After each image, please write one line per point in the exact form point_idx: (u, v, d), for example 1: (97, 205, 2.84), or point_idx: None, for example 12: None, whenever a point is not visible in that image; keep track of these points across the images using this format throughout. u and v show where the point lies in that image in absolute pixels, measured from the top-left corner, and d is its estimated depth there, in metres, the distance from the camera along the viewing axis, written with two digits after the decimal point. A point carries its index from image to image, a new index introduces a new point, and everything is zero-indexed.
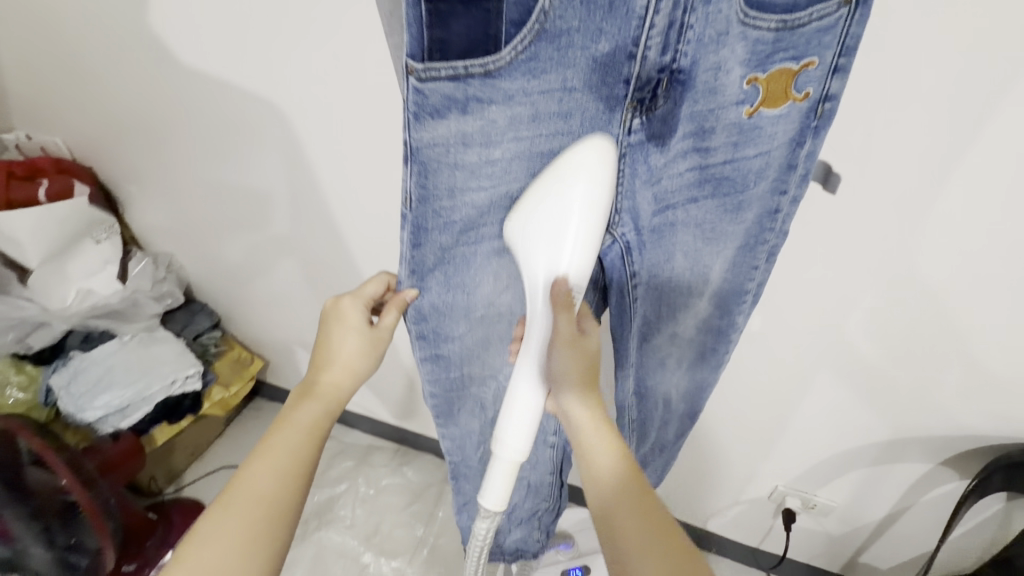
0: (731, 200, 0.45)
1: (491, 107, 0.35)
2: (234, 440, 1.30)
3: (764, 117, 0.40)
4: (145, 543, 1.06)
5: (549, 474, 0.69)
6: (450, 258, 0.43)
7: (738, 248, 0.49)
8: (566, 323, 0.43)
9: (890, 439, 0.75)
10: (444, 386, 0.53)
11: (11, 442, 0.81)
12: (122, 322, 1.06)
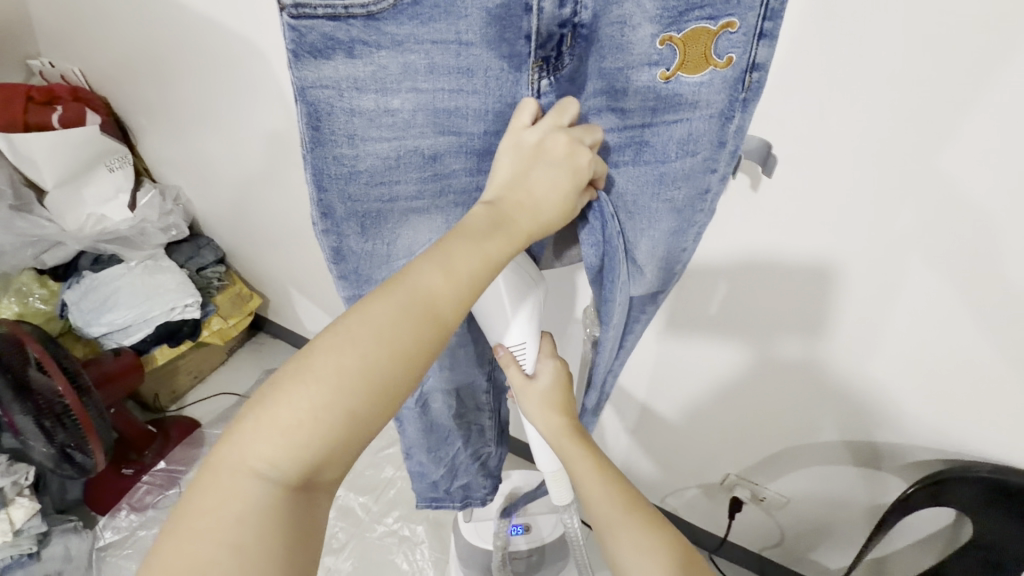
0: (653, 171, 0.44)
1: (380, 52, 0.37)
2: (233, 370, 1.39)
3: (683, 83, 0.39)
4: (144, 452, 1.15)
5: (487, 416, 0.73)
6: (363, 209, 0.44)
7: (670, 231, 0.48)
8: (516, 376, 0.53)
9: (839, 443, 0.74)
10: None
11: (19, 347, 0.91)
12: (128, 249, 1.12)
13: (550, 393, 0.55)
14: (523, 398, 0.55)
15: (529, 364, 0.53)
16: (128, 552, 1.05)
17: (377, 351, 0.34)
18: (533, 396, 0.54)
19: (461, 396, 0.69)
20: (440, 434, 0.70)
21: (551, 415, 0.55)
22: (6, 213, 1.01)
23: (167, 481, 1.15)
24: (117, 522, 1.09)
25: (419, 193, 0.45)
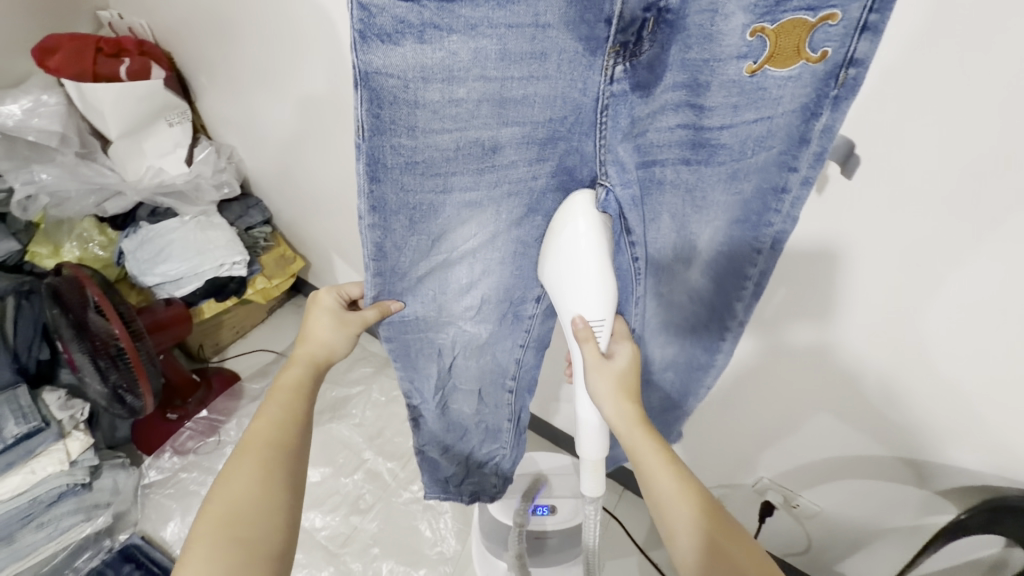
0: (726, 168, 0.42)
1: (451, 37, 0.34)
2: (272, 328, 1.43)
3: (770, 77, 0.35)
4: (187, 399, 1.21)
5: (505, 419, 0.70)
6: (413, 202, 0.42)
7: (732, 223, 0.46)
8: (590, 352, 0.49)
9: (884, 460, 0.70)
10: (398, 328, 0.55)
11: (80, 289, 0.94)
12: (183, 204, 1.16)
13: (625, 377, 0.51)
14: (592, 376, 0.50)
15: (605, 344, 0.50)
16: (170, 492, 1.11)
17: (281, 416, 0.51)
18: (603, 373, 0.50)
19: (478, 394, 0.66)
20: (450, 429, 0.70)
21: (620, 400, 0.50)
22: (72, 160, 1.07)
23: (207, 429, 1.20)
24: (161, 462, 1.14)
25: (474, 186, 0.43)
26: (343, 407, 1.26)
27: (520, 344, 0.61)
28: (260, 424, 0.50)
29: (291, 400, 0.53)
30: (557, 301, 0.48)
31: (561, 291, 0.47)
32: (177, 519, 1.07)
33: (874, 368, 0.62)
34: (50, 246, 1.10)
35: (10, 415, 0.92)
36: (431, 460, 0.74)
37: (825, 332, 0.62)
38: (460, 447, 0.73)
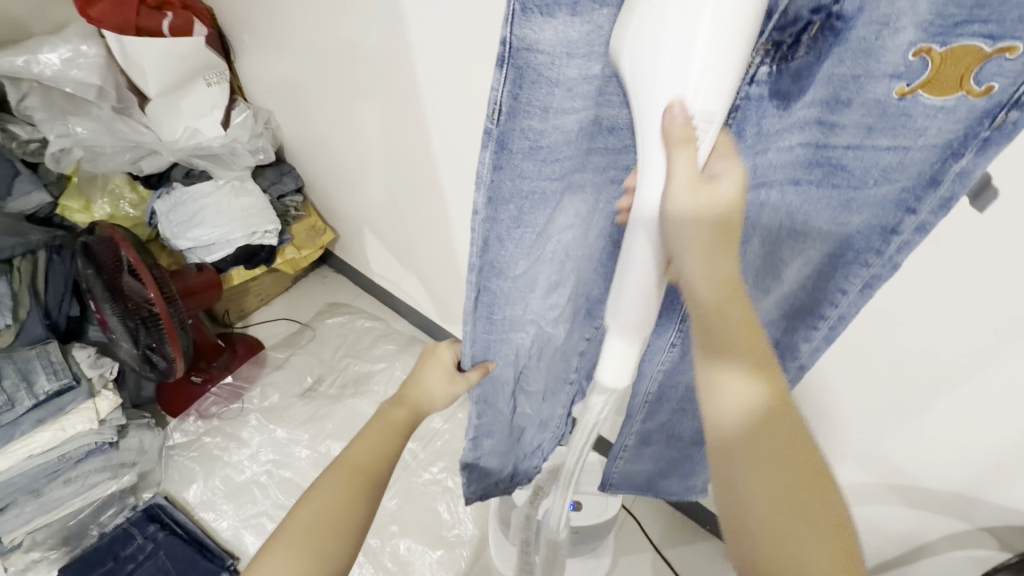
0: (841, 195, 0.41)
1: (605, 12, 0.30)
2: (296, 298, 1.43)
3: (919, 105, 0.33)
4: (212, 363, 1.21)
5: (560, 407, 0.70)
6: (527, 190, 0.39)
7: (830, 254, 0.45)
8: (684, 163, 0.32)
9: (914, 487, 0.69)
10: (485, 326, 0.51)
11: (116, 250, 0.92)
12: (218, 167, 1.13)
13: (721, 215, 0.37)
14: (680, 206, 0.34)
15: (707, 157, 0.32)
16: (194, 455, 1.12)
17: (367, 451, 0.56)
18: (699, 210, 0.35)
19: (542, 390, 0.66)
20: (512, 428, 0.69)
21: (715, 251, 0.37)
22: (109, 115, 1.04)
23: (231, 395, 1.20)
24: (185, 426, 1.15)
25: (584, 169, 0.41)
26: (365, 382, 1.27)
27: (585, 339, 0.62)
28: (361, 448, 0.56)
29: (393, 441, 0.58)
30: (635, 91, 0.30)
31: (653, 68, 0.29)
32: (200, 482, 1.09)
33: (936, 405, 0.59)
34: (81, 201, 1.10)
35: (41, 370, 0.92)
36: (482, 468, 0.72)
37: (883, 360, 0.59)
38: (517, 446, 0.73)
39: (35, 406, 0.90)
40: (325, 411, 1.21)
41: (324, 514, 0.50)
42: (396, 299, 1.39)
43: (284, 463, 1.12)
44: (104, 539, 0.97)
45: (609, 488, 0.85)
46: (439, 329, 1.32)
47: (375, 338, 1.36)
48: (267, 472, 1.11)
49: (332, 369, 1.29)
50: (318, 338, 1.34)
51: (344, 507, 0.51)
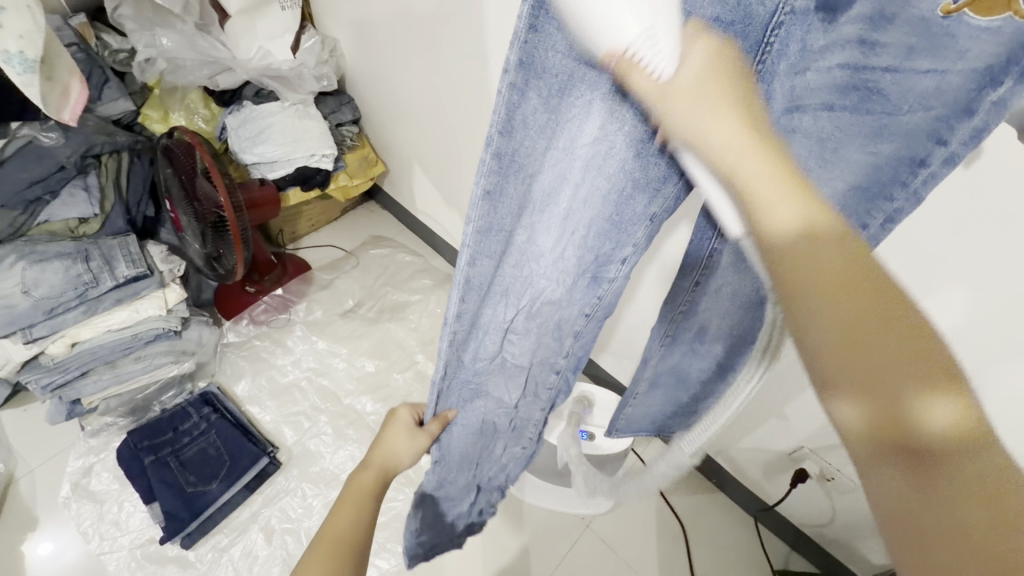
0: (873, 121, 0.40)
1: None
2: (343, 227, 1.52)
3: (964, 24, 0.32)
4: (265, 276, 1.28)
5: (540, 412, 0.75)
6: (553, 69, 0.34)
7: (851, 188, 0.45)
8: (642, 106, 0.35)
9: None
10: (480, 253, 0.45)
11: (192, 153, 0.98)
12: (285, 88, 1.18)
13: (709, 89, 0.33)
14: (669, 113, 0.34)
15: (664, 71, 0.33)
16: (244, 354, 1.23)
17: (346, 518, 0.63)
18: (688, 94, 0.33)
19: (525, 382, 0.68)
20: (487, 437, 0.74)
21: (721, 109, 0.34)
22: (191, 30, 1.11)
23: (280, 306, 1.30)
24: (239, 328, 1.26)
25: (626, 80, 0.36)
26: (402, 310, 1.35)
27: (584, 315, 0.58)
28: (339, 518, 0.64)
29: (365, 504, 0.66)
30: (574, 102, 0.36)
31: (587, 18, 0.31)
32: (248, 379, 1.20)
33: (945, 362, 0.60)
34: (160, 111, 1.18)
35: (122, 258, 1.01)
36: (457, 471, 0.76)
37: None
38: (481, 461, 0.79)
39: (116, 288, 1.00)
40: (363, 331, 1.29)
41: None
42: (436, 237, 1.45)
43: (322, 372, 1.22)
44: (165, 414, 1.07)
45: (613, 433, 0.89)
46: None
47: (413, 273, 1.42)
48: (307, 378, 1.21)
49: (371, 296, 1.37)
50: (361, 266, 1.42)
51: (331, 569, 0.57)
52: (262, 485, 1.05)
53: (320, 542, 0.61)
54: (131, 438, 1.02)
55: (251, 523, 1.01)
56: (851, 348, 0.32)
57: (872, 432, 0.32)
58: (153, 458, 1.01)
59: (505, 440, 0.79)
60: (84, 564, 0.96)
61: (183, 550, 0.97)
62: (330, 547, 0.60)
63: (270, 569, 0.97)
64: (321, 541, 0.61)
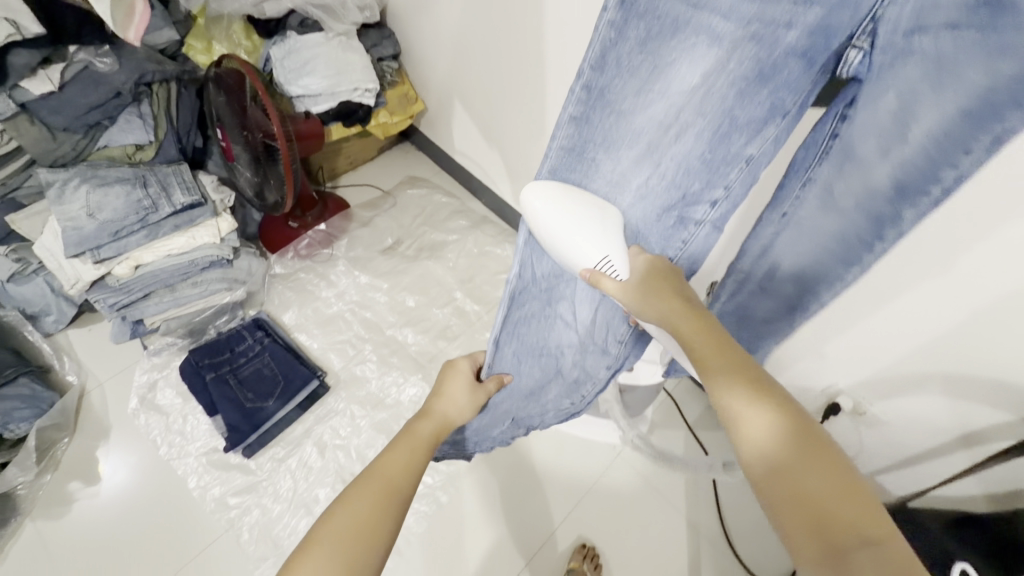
0: (1001, 40, 0.37)
1: None
2: (380, 168, 1.53)
3: None
4: (308, 213, 1.32)
5: (603, 368, 0.78)
6: (659, 10, 0.46)
7: (960, 112, 0.42)
8: (609, 283, 0.53)
9: (964, 376, 0.74)
10: (567, 166, 0.56)
11: (242, 79, 0.99)
12: (330, 19, 1.17)
13: (650, 277, 0.53)
14: (630, 303, 0.53)
15: (619, 272, 0.54)
16: (290, 286, 1.28)
17: (405, 457, 0.59)
18: (637, 291, 0.52)
19: (594, 329, 0.74)
20: (539, 391, 0.83)
21: (662, 299, 0.51)
22: None
23: (323, 242, 1.34)
24: (285, 261, 1.30)
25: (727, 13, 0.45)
26: (440, 249, 1.37)
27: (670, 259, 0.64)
28: (395, 450, 0.60)
29: (426, 441, 0.63)
30: (568, 258, 0.55)
31: (564, 244, 0.54)
32: (294, 310, 1.25)
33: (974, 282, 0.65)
34: (204, 43, 1.19)
35: (177, 185, 1.05)
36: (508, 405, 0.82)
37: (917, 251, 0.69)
38: (534, 416, 0.88)
39: (173, 213, 1.05)
40: (402, 268, 1.33)
41: (363, 522, 0.50)
42: (473, 179, 1.46)
43: (365, 305, 1.27)
44: (223, 336, 1.14)
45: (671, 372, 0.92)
46: (512, 210, 1.39)
47: (450, 214, 1.44)
48: (351, 311, 1.26)
49: (410, 235, 1.40)
50: (399, 206, 1.44)
51: (380, 512, 0.52)
52: (313, 405, 1.12)
53: (376, 474, 0.56)
54: (193, 356, 1.10)
55: (305, 438, 1.09)
56: (784, 448, 0.40)
57: (762, 473, 0.41)
58: (214, 375, 1.08)
59: (561, 389, 0.84)
60: (157, 466, 1.05)
61: (245, 459, 1.06)
62: (385, 481, 0.55)
63: (324, 479, 1.05)
64: (377, 473, 0.56)
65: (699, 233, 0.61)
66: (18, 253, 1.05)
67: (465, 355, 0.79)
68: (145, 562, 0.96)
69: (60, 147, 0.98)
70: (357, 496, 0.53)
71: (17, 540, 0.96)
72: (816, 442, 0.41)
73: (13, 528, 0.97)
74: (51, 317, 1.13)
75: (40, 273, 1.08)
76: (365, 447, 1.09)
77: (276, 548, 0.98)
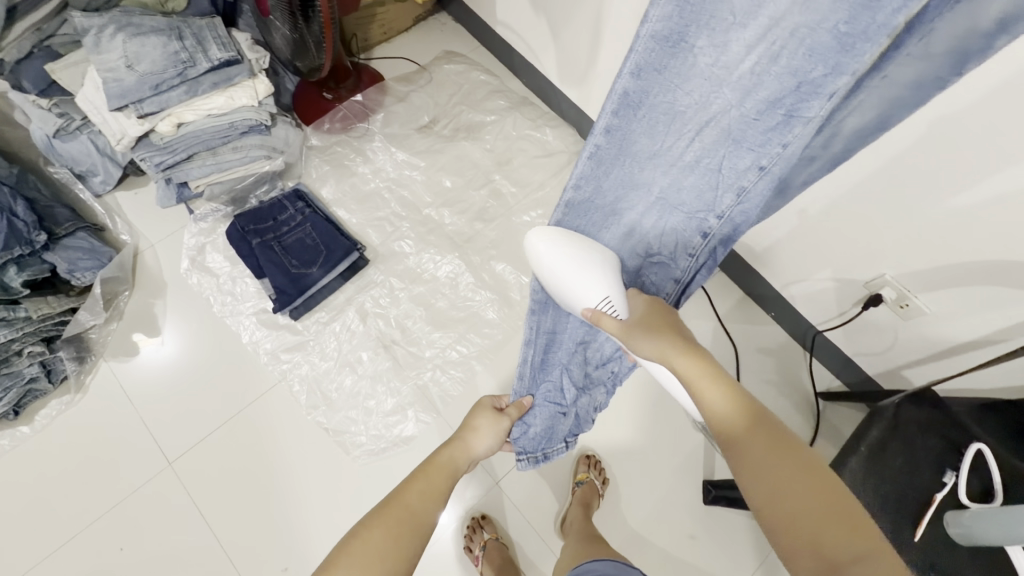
0: None
1: None
2: (414, 40, 1.44)
3: None
4: (341, 84, 1.27)
5: (673, 281, 0.69)
6: None
7: None
8: (608, 322, 0.62)
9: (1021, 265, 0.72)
10: (655, 64, 0.47)
11: None
12: None
13: (650, 320, 0.63)
14: (630, 338, 0.62)
15: (620, 312, 0.63)
16: (327, 159, 1.26)
17: (419, 488, 0.68)
18: (637, 329, 0.62)
19: (665, 242, 0.65)
20: (587, 363, 0.81)
21: (661, 338, 0.60)
22: None
23: (359, 115, 1.30)
24: (320, 133, 1.28)
25: None
26: (477, 128, 1.31)
27: (757, 169, 0.52)
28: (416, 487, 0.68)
29: (444, 478, 0.71)
30: (575, 296, 0.62)
31: (570, 293, 0.62)
32: (332, 184, 1.25)
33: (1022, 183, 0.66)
34: None
35: (212, 39, 1.02)
36: (563, 360, 0.79)
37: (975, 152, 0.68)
38: (583, 395, 0.84)
39: (211, 70, 1.02)
40: (439, 146, 1.29)
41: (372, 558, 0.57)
42: (515, 56, 1.36)
43: (401, 183, 1.26)
44: (265, 205, 1.16)
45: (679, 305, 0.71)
46: (555, 90, 1.32)
47: (488, 93, 1.36)
48: (388, 188, 1.25)
49: (446, 114, 1.33)
50: (435, 81, 1.37)
51: (388, 547, 0.58)
52: (354, 276, 1.16)
53: (391, 507, 0.63)
54: (239, 221, 1.12)
55: (347, 305, 1.15)
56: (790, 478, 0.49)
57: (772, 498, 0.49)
58: (259, 240, 1.11)
59: None
60: (213, 323, 1.13)
61: (293, 320, 1.12)
62: (400, 519, 0.62)
63: (366, 343, 1.12)
64: (392, 507, 0.63)
65: (803, 136, 0.48)
66: (59, 106, 1.02)
67: (489, 393, 0.85)
68: (210, 402, 1.07)
69: None
70: (364, 532, 0.59)
71: (94, 376, 1.07)
72: (812, 465, 0.50)
73: (90, 366, 1.07)
74: (98, 178, 1.13)
75: (82, 130, 1.05)
76: (404, 316, 1.14)
77: (326, 399, 1.08)
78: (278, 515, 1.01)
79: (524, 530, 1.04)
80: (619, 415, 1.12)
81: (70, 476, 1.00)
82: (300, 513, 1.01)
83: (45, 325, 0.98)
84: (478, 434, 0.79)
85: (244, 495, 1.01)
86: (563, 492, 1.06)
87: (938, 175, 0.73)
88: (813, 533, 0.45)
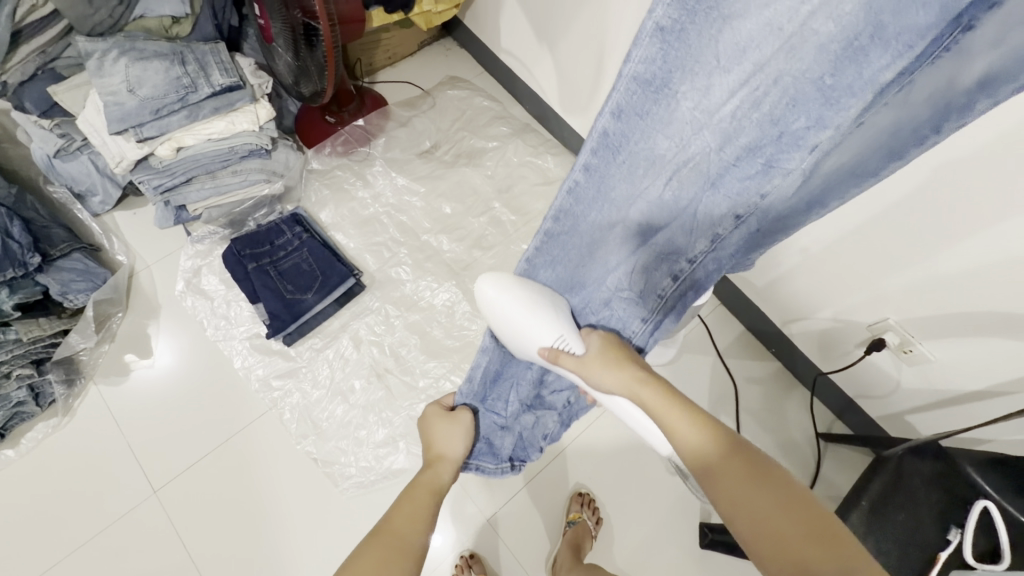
0: None
1: None
2: (417, 64, 1.45)
3: None
4: (344, 108, 1.28)
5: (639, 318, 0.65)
6: None
7: None
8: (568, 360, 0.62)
9: None
10: (636, 108, 0.44)
11: None
12: None
13: (607, 350, 0.63)
14: (590, 372, 0.63)
15: (575, 348, 0.63)
16: (327, 183, 1.26)
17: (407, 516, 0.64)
18: (597, 363, 0.63)
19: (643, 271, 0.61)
20: (541, 385, 0.79)
21: (619, 368, 0.62)
22: None
23: (360, 139, 1.30)
24: (321, 156, 1.28)
25: None
26: (479, 155, 1.31)
27: (734, 216, 0.51)
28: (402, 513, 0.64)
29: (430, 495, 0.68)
30: (534, 336, 0.61)
31: (525, 337, 0.61)
32: (331, 208, 1.24)
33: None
34: None
35: (215, 65, 1.02)
36: (509, 371, 0.76)
37: (979, 204, 0.67)
38: (528, 412, 0.82)
39: (213, 95, 1.02)
40: (439, 172, 1.28)
41: None
42: (519, 84, 1.36)
43: (401, 209, 1.25)
44: (263, 228, 1.15)
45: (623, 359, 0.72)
46: (558, 119, 1.31)
47: (490, 119, 1.36)
48: (387, 213, 1.25)
49: (447, 139, 1.33)
50: (438, 107, 1.37)
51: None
52: (350, 302, 1.15)
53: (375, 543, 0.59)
54: (235, 245, 1.11)
55: (342, 331, 1.13)
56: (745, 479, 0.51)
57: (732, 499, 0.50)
58: (255, 264, 1.10)
59: None
60: (206, 348, 1.11)
61: (286, 345, 1.11)
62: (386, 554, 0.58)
63: (359, 371, 1.10)
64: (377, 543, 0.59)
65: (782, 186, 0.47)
66: (61, 127, 1.02)
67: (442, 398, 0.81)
68: (199, 429, 1.05)
69: (98, 12, 0.93)
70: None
71: (83, 400, 1.05)
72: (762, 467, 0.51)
73: (79, 389, 1.05)
74: (97, 198, 1.13)
75: (83, 151, 1.06)
76: (398, 344, 1.13)
77: (316, 428, 1.06)
78: (263, 548, 0.98)
79: (515, 570, 1.02)
80: (614, 452, 1.10)
81: (54, 502, 0.98)
82: (285, 546, 0.98)
83: (35, 347, 0.97)
84: (451, 441, 0.75)
85: (229, 526, 0.99)
86: (555, 531, 1.04)
87: (941, 225, 0.72)
88: (772, 524, 0.47)
